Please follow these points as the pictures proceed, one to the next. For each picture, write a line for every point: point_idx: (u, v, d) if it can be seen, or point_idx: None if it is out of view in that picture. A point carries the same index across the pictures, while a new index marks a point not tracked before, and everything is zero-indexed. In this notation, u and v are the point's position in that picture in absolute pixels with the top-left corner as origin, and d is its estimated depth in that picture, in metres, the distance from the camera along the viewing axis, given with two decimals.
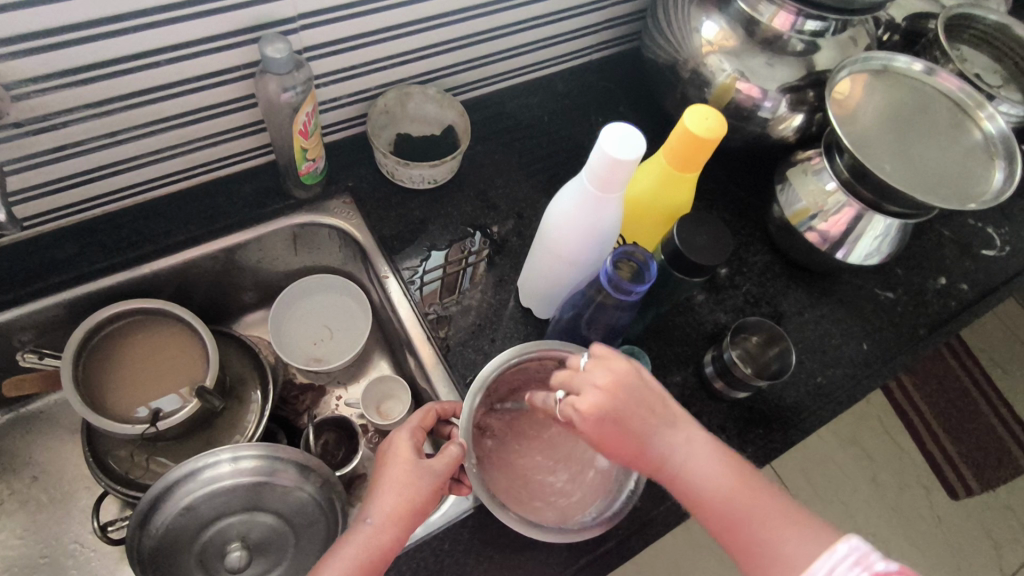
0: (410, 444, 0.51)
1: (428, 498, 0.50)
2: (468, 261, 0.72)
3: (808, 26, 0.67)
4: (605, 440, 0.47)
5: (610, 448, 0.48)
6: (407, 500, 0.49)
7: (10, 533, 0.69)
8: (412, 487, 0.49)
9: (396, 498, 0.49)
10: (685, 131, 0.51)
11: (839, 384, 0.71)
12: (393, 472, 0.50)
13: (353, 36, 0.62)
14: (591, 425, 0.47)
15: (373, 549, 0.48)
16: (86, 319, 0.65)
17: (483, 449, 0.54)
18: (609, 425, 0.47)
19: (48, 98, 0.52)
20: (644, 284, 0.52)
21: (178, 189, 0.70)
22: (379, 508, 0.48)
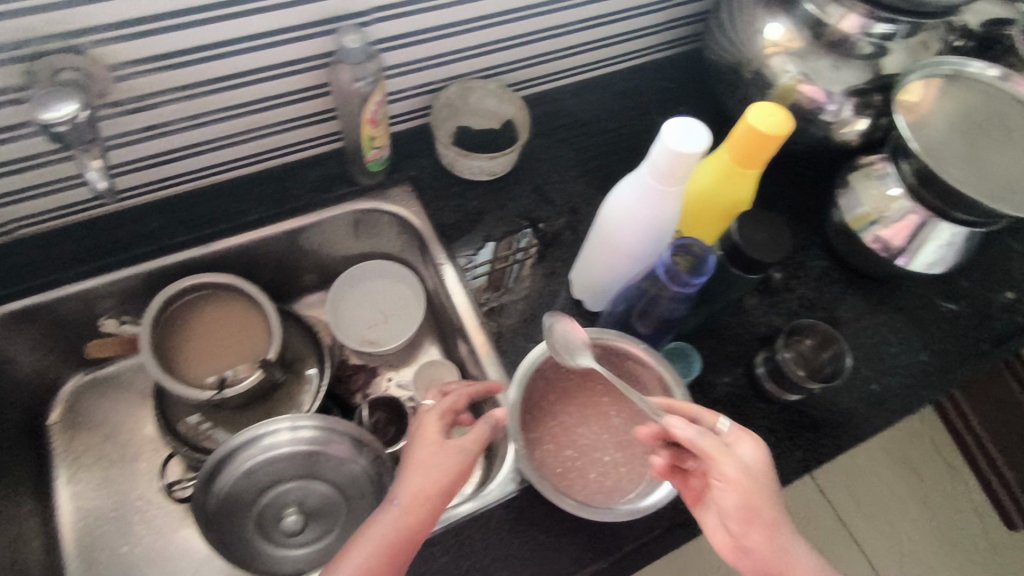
0: (437, 427, 0.54)
1: (457, 474, 0.52)
2: (516, 257, 0.74)
3: (879, 28, 0.66)
4: (761, 475, 0.47)
5: (743, 490, 0.46)
6: (434, 479, 0.51)
7: (86, 486, 0.74)
8: (440, 466, 0.51)
9: (423, 478, 0.51)
10: (745, 131, 0.50)
11: (895, 393, 0.70)
12: (421, 454, 0.52)
13: (423, 30, 0.65)
14: (754, 457, 0.48)
15: (402, 528, 0.49)
16: (165, 288, 0.69)
17: (534, 402, 0.59)
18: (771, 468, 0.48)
19: (144, 80, 0.56)
20: (699, 278, 0.52)
21: (252, 172, 0.74)
22: (404, 487, 0.51)
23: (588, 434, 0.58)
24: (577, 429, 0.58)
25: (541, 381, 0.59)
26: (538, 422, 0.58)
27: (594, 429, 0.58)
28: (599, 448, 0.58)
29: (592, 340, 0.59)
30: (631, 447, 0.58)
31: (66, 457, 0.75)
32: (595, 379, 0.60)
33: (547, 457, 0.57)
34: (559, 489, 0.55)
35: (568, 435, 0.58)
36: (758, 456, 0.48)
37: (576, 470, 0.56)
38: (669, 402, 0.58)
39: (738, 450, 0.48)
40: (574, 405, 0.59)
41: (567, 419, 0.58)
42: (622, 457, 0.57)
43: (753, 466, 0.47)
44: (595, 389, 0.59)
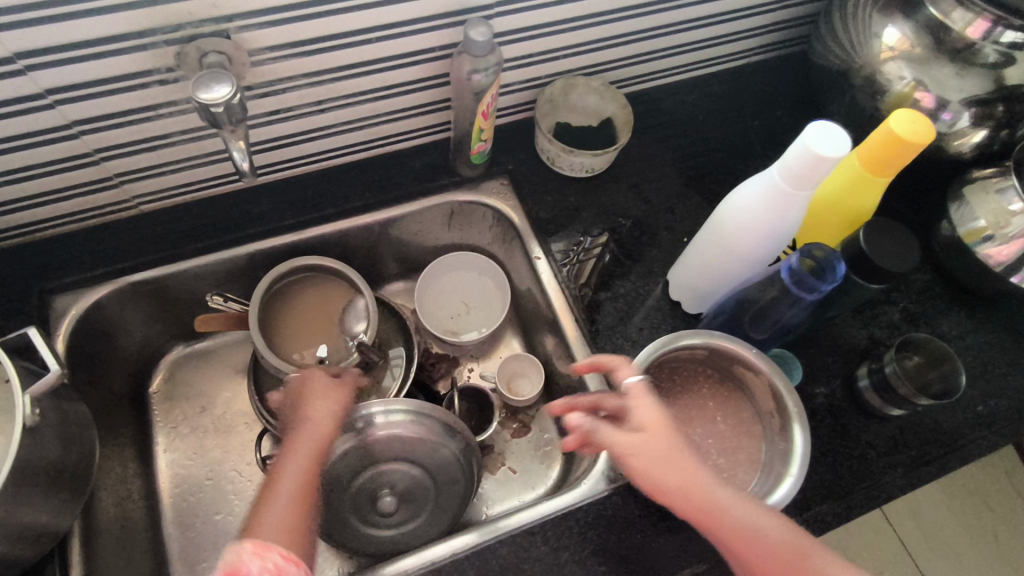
0: (325, 376, 0.65)
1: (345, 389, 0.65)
2: (581, 257, 0.73)
3: (1007, 37, 0.63)
4: (654, 443, 0.49)
5: (651, 444, 0.49)
6: (334, 413, 0.62)
7: (183, 454, 0.77)
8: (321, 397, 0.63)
9: (324, 418, 0.61)
10: (885, 135, 0.49)
11: (1003, 415, 0.67)
12: (320, 397, 0.63)
13: (541, 25, 0.65)
14: (655, 416, 0.50)
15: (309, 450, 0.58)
16: (271, 270, 0.72)
17: None
18: (648, 412, 0.50)
19: (279, 65, 0.58)
20: (829, 281, 0.51)
21: (356, 159, 0.76)
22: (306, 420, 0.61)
23: (693, 435, 0.59)
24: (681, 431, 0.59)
25: (648, 380, 0.60)
26: None
27: (698, 432, 0.59)
28: (705, 451, 0.58)
29: (701, 343, 0.59)
30: (736, 452, 0.58)
31: (164, 426, 0.78)
32: (700, 382, 0.61)
33: None
34: None
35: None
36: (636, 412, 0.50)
37: None
38: (780, 409, 0.57)
39: (636, 410, 0.50)
40: (679, 406, 0.60)
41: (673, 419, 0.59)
42: (726, 462, 0.57)
43: (644, 438, 0.49)
44: (699, 392, 0.61)
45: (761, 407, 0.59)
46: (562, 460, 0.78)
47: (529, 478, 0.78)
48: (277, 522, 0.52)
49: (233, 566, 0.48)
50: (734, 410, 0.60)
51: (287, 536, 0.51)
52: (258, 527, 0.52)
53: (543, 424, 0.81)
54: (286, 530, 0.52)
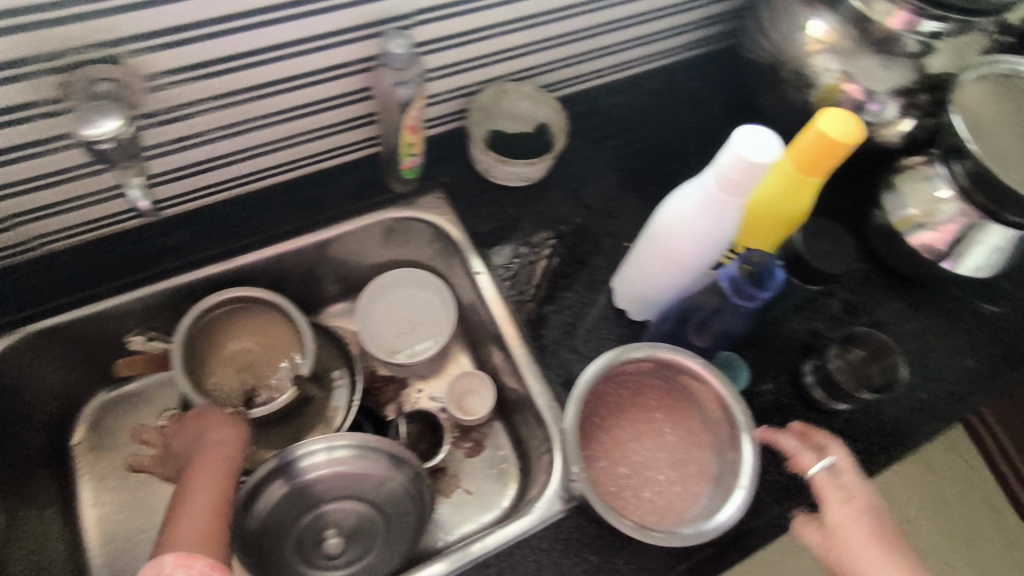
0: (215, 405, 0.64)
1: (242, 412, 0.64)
2: (521, 262, 0.71)
3: (927, 27, 0.64)
4: (841, 532, 0.51)
5: (850, 533, 0.51)
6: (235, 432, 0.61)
7: (112, 508, 0.71)
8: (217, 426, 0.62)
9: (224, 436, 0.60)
10: (812, 138, 0.48)
11: (942, 400, 0.69)
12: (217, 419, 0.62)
13: (465, 33, 0.62)
14: (841, 498, 0.53)
15: (213, 468, 0.57)
16: (192, 308, 0.67)
17: (587, 418, 0.59)
18: (829, 494, 0.53)
19: (181, 89, 0.53)
20: (764, 292, 0.51)
21: (280, 181, 0.71)
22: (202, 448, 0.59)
23: (642, 450, 0.58)
24: (631, 446, 0.58)
25: (594, 395, 0.60)
26: (592, 438, 0.58)
27: (647, 446, 0.59)
28: (653, 465, 0.58)
29: (644, 356, 0.58)
30: (685, 465, 0.58)
31: (90, 479, 0.72)
32: (648, 394, 0.60)
33: (602, 474, 0.57)
34: (615, 509, 0.55)
35: (621, 451, 0.58)
36: (832, 502, 0.53)
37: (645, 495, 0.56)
38: (728, 419, 0.57)
39: (829, 491, 0.53)
40: (628, 421, 0.59)
41: (621, 435, 0.59)
42: (677, 476, 0.57)
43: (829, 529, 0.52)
44: (647, 404, 0.60)
45: (711, 417, 0.59)
46: (518, 478, 0.76)
47: (485, 500, 0.75)
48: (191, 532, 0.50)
49: None
50: (684, 421, 0.59)
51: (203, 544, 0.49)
52: (171, 542, 0.49)
53: (497, 441, 0.79)
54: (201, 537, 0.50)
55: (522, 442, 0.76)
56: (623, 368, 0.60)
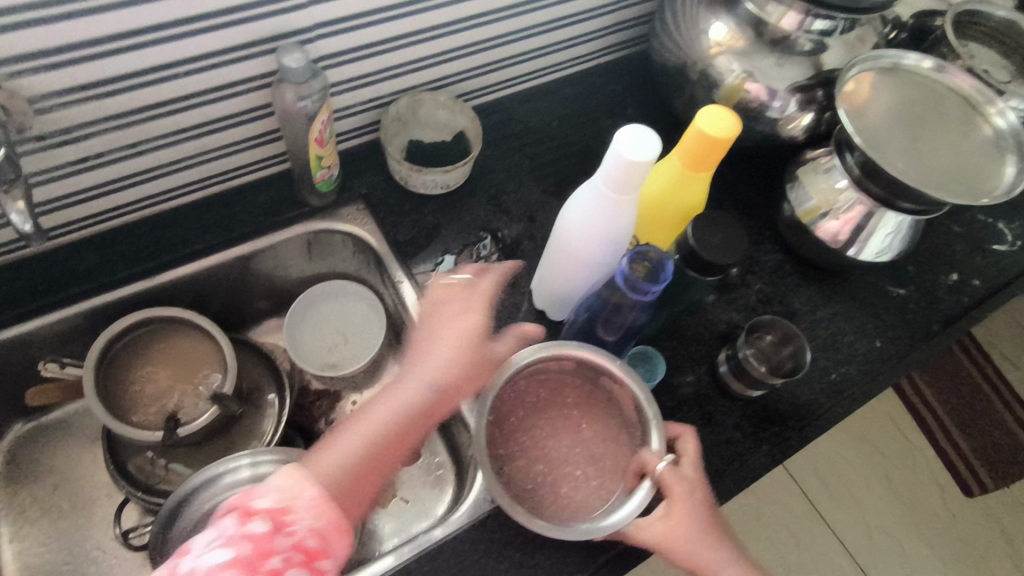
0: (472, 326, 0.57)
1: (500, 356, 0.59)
2: (481, 266, 0.72)
3: (817, 26, 0.67)
4: (678, 524, 0.53)
5: (683, 526, 0.53)
6: (452, 369, 0.56)
7: (33, 541, 0.69)
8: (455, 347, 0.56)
9: (441, 360, 0.56)
10: (693, 138, 0.50)
11: (853, 381, 0.72)
12: (451, 344, 0.56)
13: (367, 45, 0.63)
14: (683, 491, 0.54)
15: (405, 402, 0.54)
16: (107, 328, 0.66)
17: (504, 415, 0.59)
18: (673, 491, 0.54)
19: (72, 111, 0.53)
20: (656, 284, 0.53)
21: (194, 200, 0.71)
22: (430, 366, 0.55)
23: (558, 447, 0.59)
24: (547, 443, 0.59)
25: (514, 391, 0.60)
26: (508, 436, 0.58)
27: (564, 442, 0.59)
28: (570, 461, 0.58)
29: (562, 353, 0.59)
30: (601, 461, 0.58)
31: (9, 512, 0.70)
32: (566, 392, 0.61)
33: (518, 473, 0.57)
34: (526, 505, 0.56)
35: (538, 449, 0.58)
36: (676, 498, 0.54)
37: (559, 490, 0.57)
38: (641, 419, 0.58)
39: (673, 487, 0.54)
40: (546, 419, 0.60)
41: (537, 433, 0.59)
42: (592, 471, 0.58)
43: (665, 523, 0.53)
44: (564, 403, 0.60)
45: (627, 417, 0.59)
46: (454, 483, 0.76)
47: (422, 506, 0.75)
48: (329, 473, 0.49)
49: (279, 505, 0.45)
50: (602, 418, 0.60)
51: (337, 493, 0.49)
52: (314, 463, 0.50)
53: (433, 447, 0.79)
54: (337, 488, 0.49)
55: (456, 447, 0.77)
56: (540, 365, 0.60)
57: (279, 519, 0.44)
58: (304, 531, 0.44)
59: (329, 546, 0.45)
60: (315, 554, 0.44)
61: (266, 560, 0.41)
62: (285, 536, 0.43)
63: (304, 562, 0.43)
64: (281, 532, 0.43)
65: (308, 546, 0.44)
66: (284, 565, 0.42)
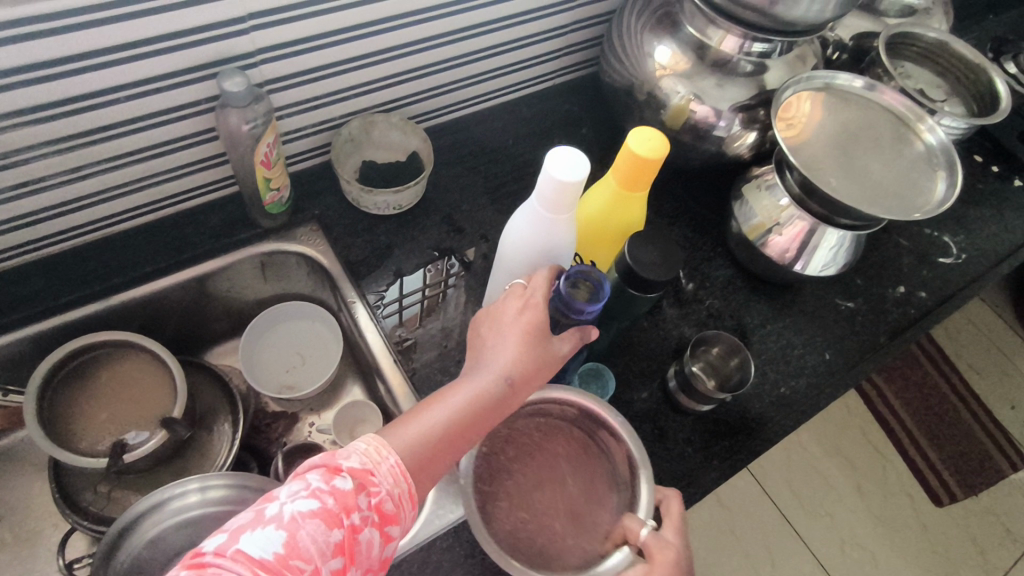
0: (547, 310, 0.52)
1: (574, 343, 0.52)
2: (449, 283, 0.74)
3: (756, 48, 0.69)
4: None
5: None
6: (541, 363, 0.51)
7: None
8: (522, 334, 0.50)
9: (508, 342, 0.50)
10: (625, 167, 0.52)
11: (803, 394, 0.72)
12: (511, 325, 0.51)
13: (314, 69, 0.64)
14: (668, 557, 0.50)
15: (474, 394, 0.49)
16: (51, 354, 0.65)
17: (496, 455, 0.59)
18: (655, 552, 0.50)
19: (8, 136, 0.53)
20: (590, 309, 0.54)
21: (144, 223, 0.71)
22: (498, 357, 0.50)
23: (545, 495, 0.58)
24: (534, 489, 0.58)
25: (510, 433, 0.60)
26: (495, 477, 0.58)
27: (550, 490, 0.58)
28: (552, 509, 0.57)
29: (564, 399, 0.60)
30: (581, 513, 0.57)
31: None
32: (560, 441, 0.60)
33: (499, 515, 0.56)
34: (501, 548, 0.54)
35: (522, 495, 0.57)
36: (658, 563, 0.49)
37: (540, 538, 0.56)
38: (632, 480, 0.57)
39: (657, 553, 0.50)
40: (537, 464, 0.59)
41: (524, 477, 0.58)
42: (574, 525, 0.56)
43: None
44: (557, 451, 0.60)
45: (619, 476, 0.58)
46: None
47: None
48: (409, 444, 0.46)
49: (358, 470, 0.42)
50: (594, 473, 0.59)
51: (412, 467, 0.45)
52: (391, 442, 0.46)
53: None
54: (417, 462, 0.45)
55: None
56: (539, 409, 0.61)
57: (365, 479, 0.42)
58: (384, 495, 0.43)
59: (400, 514, 0.43)
60: (390, 519, 0.42)
61: (348, 516, 0.40)
62: (366, 496, 0.42)
63: (377, 524, 0.41)
64: (363, 492, 0.42)
65: (384, 510, 0.42)
66: (363, 528, 0.40)
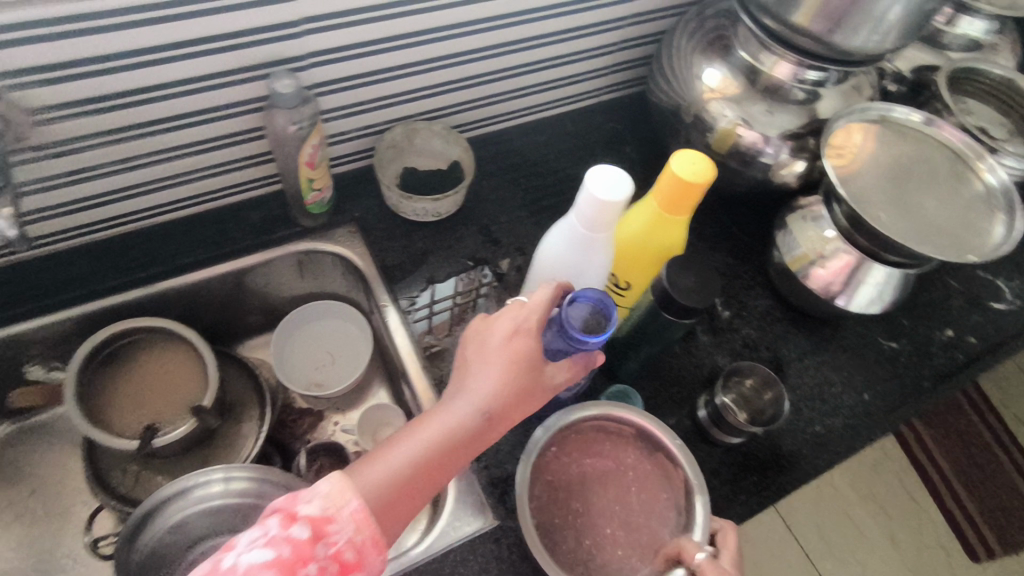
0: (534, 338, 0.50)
1: (562, 369, 0.51)
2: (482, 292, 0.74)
3: (811, 76, 0.69)
4: None
5: None
6: (524, 391, 0.49)
7: (4, 546, 0.69)
8: (507, 363, 0.49)
9: (489, 375, 0.49)
10: (665, 200, 0.52)
11: (838, 434, 0.70)
12: (491, 355, 0.49)
13: (363, 74, 0.65)
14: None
15: (451, 431, 0.47)
16: (93, 335, 0.67)
17: (562, 452, 0.60)
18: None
19: (69, 124, 0.55)
20: (596, 346, 0.51)
21: (189, 215, 0.73)
22: (479, 391, 0.48)
23: (601, 501, 0.58)
24: (589, 494, 0.58)
25: (579, 435, 0.61)
26: (559, 470, 0.59)
27: (607, 499, 0.58)
28: (604, 516, 0.58)
29: (634, 418, 0.61)
30: (639, 531, 0.57)
31: None
32: (627, 456, 0.60)
33: (551, 506, 0.58)
34: (545, 540, 0.56)
35: (579, 496, 0.58)
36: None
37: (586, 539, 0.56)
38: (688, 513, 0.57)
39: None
40: (600, 470, 0.59)
41: (583, 478, 0.59)
42: (621, 538, 0.57)
43: None
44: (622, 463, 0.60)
45: (678, 501, 0.58)
46: None
47: None
48: (376, 488, 0.44)
49: (316, 518, 0.41)
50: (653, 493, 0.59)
51: (381, 511, 0.44)
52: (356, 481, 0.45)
53: None
54: (383, 503, 0.44)
55: None
56: (610, 421, 0.61)
57: (321, 527, 0.41)
58: (344, 543, 0.41)
59: (364, 560, 0.42)
60: (352, 567, 0.41)
61: (303, 567, 0.38)
62: (323, 546, 0.40)
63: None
64: (322, 542, 0.40)
65: (344, 559, 0.41)
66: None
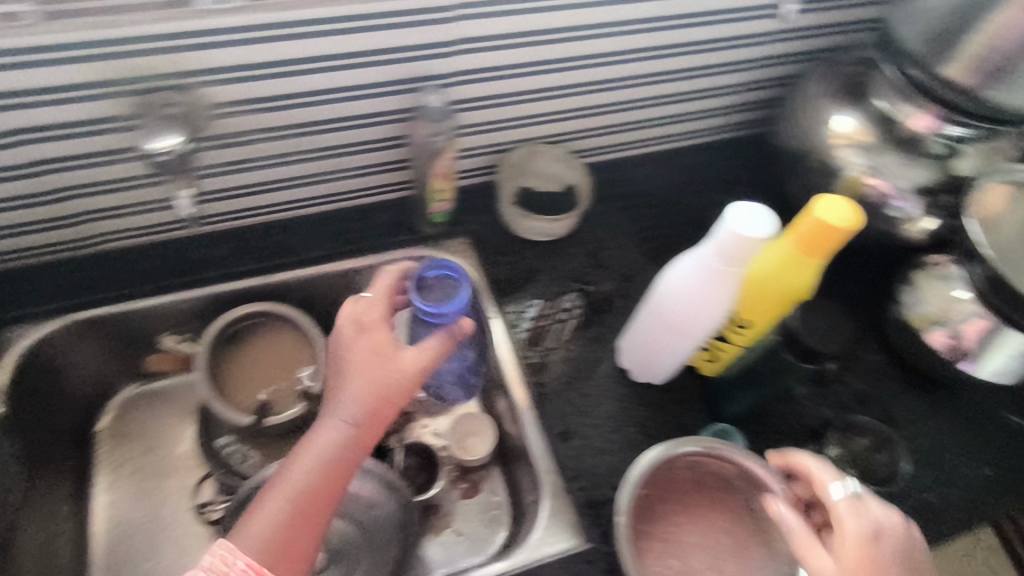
0: (368, 346, 0.54)
1: (405, 391, 0.54)
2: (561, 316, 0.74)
3: (951, 131, 0.67)
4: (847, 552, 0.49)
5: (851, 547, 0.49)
6: (377, 385, 0.53)
7: (120, 497, 0.74)
8: (360, 364, 0.54)
9: (354, 387, 0.53)
10: (796, 243, 0.51)
11: (953, 506, 0.65)
12: (349, 366, 0.54)
13: (500, 95, 0.68)
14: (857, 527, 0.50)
15: (331, 448, 0.51)
16: (225, 313, 0.73)
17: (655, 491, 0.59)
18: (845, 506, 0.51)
19: (240, 119, 0.61)
20: (452, 317, 0.58)
21: (321, 212, 0.77)
22: (343, 400, 0.53)
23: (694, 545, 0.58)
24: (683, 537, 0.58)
25: (672, 474, 0.60)
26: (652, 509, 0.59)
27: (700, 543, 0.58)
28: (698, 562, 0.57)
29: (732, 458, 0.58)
30: None
31: (107, 464, 0.75)
32: (719, 500, 0.59)
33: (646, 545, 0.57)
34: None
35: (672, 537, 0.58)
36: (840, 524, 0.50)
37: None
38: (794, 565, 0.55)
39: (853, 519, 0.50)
40: (693, 512, 0.59)
41: (676, 519, 0.59)
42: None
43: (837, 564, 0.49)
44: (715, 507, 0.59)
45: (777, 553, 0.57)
46: (510, 525, 0.76)
47: (474, 543, 0.75)
48: (264, 539, 0.48)
49: None
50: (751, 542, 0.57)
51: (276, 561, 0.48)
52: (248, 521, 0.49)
53: (494, 486, 0.79)
54: (280, 538, 0.48)
55: (518, 490, 0.77)
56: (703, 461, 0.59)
57: None
58: None
59: None
60: None
61: None
62: None
63: None
64: None
65: None
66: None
